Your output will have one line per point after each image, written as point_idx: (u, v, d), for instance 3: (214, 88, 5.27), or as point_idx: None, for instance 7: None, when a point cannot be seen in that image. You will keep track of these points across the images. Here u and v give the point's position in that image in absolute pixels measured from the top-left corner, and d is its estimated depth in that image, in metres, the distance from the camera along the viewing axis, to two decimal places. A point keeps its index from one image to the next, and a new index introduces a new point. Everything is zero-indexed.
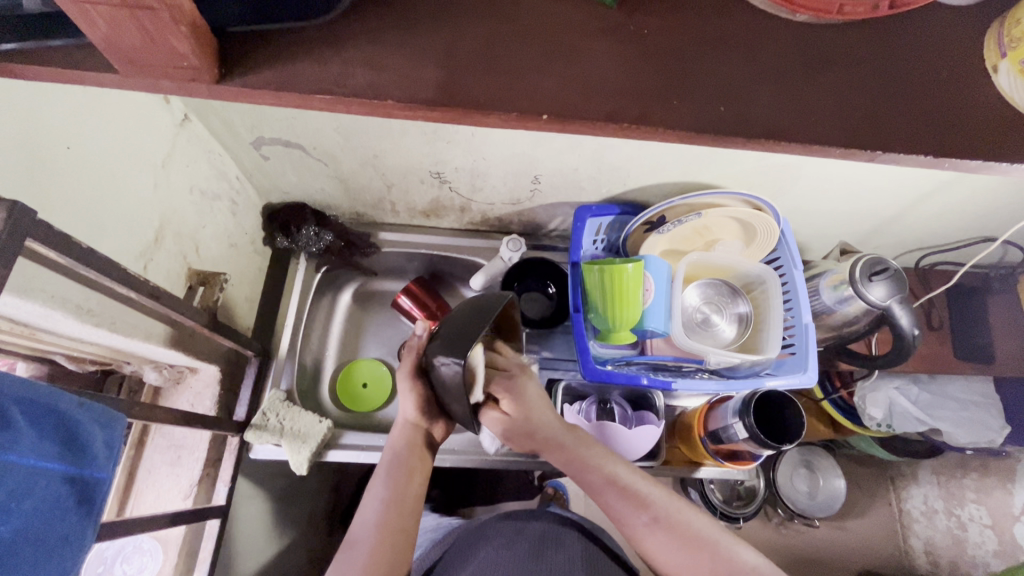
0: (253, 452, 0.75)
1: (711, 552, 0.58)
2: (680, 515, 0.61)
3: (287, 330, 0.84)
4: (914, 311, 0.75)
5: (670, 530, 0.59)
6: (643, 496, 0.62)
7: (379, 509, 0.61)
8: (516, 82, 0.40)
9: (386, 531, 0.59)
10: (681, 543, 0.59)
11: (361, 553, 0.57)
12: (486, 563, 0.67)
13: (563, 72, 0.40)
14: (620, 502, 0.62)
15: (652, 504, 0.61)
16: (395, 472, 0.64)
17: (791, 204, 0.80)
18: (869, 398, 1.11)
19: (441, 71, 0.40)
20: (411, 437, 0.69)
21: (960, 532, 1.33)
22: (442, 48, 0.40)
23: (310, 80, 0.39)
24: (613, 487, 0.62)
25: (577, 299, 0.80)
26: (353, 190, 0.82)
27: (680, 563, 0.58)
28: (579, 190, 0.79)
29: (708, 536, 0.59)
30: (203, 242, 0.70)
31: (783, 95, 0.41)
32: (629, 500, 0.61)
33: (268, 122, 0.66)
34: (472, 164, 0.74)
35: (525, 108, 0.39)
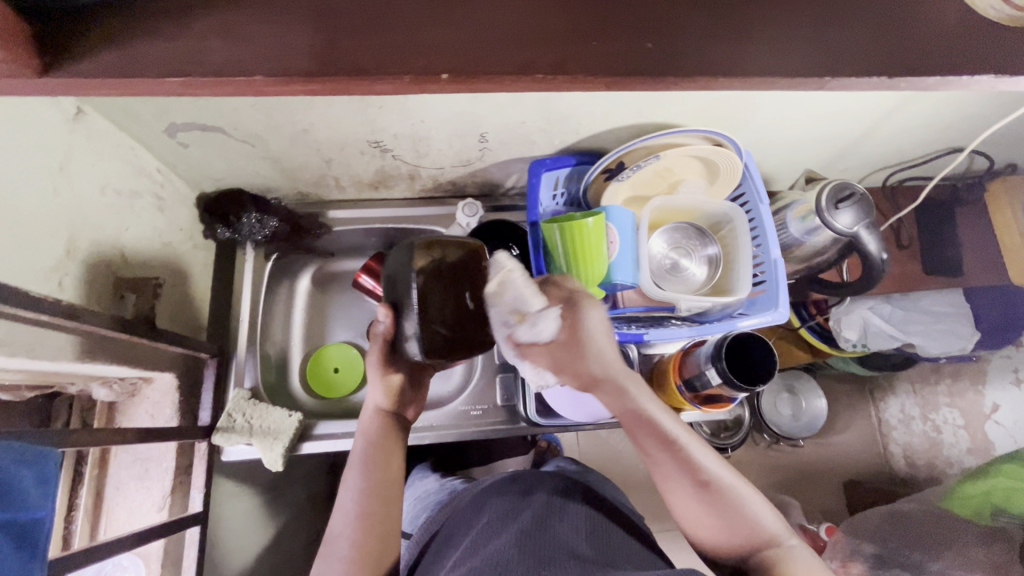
0: (224, 455, 0.73)
1: (750, 520, 0.53)
2: (723, 480, 0.54)
3: (244, 325, 0.80)
4: (881, 235, 0.74)
5: (706, 491, 0.53)
6: (680, 453, 0.54)
7: (355, 502, 0.60)
8: (411, 39, 0.38)
9: (369, 528, 0.58)
10: (712, 514, 0.53)
11: (343, 543, 0.58)
12: (489, 533, 0.66)
13: (464, 26, 0.38)
14: (669, 466, 0.55)
15: (699, 472, 0.54)
16: (370, 464, 0.61)
17: (753, 135, 0.76)
18: (844, 321, 1.12)
19: (316, 39, 0.38)
20: (383, 425, 0.65)
21: (936, 435, 1.44)
22: (317, 15, 0.38)
23: (163, 62, 0.37)
24: (664, 450, 0.55)
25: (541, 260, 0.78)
26: (291, 169, 0.76)
27: (713, 529, 0.53)
28: (531, 145, 0.74)
29: (748, 507, 0.53)
30: (130, 245, 0.65)
31: (711, 25, 0.39)
32: (675, 459, 0.54)
33: (178, 106, 0.60)
34: (412, 128, 0.69)
35: (422, 69, 0.38)
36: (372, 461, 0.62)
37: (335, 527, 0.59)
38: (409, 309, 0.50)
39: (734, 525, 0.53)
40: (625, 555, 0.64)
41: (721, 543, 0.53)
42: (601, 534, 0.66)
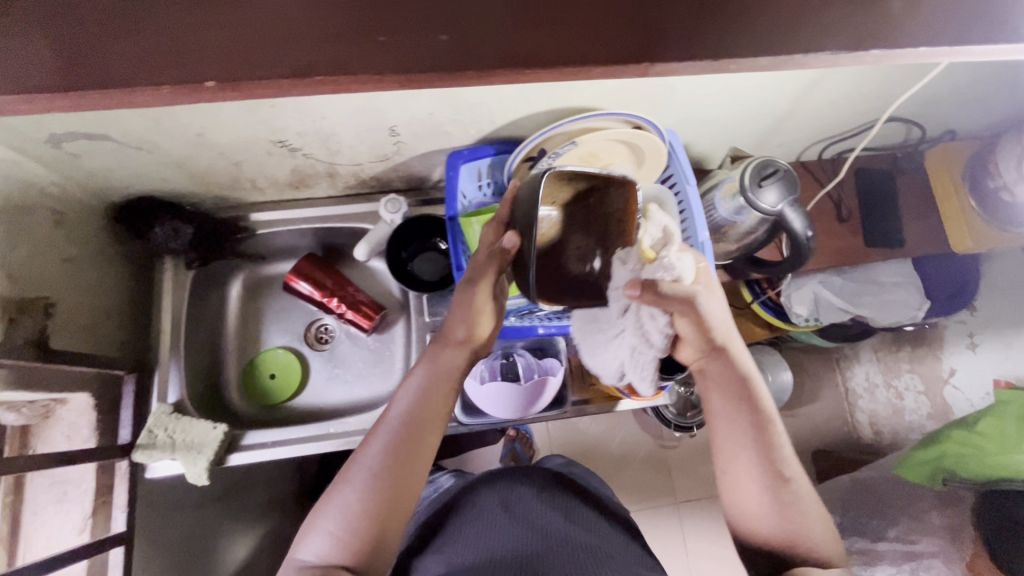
0: (148, 471, 0.72)
1: (809, 530, 0.56)
2: (797, 487, 0.57)
3: (167, 336, 0.78)
4: (808, 212, 0.72)
5: (783, 496, 0.57)
6: (776, 455, 0.58)
7: (400, 423, 0.57)
8: (210, 47, 0.36)
9: (397, 458, 0.55)
10: (773, 502, 0.57)
11: (366, 466, 0.55)
12: (491, 524, 0.68)
13: (225, 25, 0.36)
14: (746, 447, 0.58)
15: (778, 464, 0.58)
16: (426, 391, 0.59)
17: (677, 115, 0.74)
18: (796, 295, 1.11)
19: (59, 57, 0.36)
20: (449, 357, 0.62)
21: (898, 401, 1.43)
22: (112, 22, 0.36)
23: None
24: (763, 431, 0.59)
25: (458, 257, 0.73)
26: (200, 173, 0.73)
27: (770, 517, 0.57)
28: (446, 136, 0.72)
29: (806, 505, 0.57)
30: (21, 264, 0.62)
31: (522, 18, 0.38)
32: (757, 439, 0.58)
33: (53, 116, 0.56)
34: (315, 126, 0.66)
35: (184, 76, 0.36)
36: (424, 404, 0.59)
37: (362, 462, 0.56)
38: (530, 236, 0.54)
39: (795, 530, 0.56)
40: (612, 538, 0.68)
41: (776, 534, 0.57)
42: (590, 524, 0.70)
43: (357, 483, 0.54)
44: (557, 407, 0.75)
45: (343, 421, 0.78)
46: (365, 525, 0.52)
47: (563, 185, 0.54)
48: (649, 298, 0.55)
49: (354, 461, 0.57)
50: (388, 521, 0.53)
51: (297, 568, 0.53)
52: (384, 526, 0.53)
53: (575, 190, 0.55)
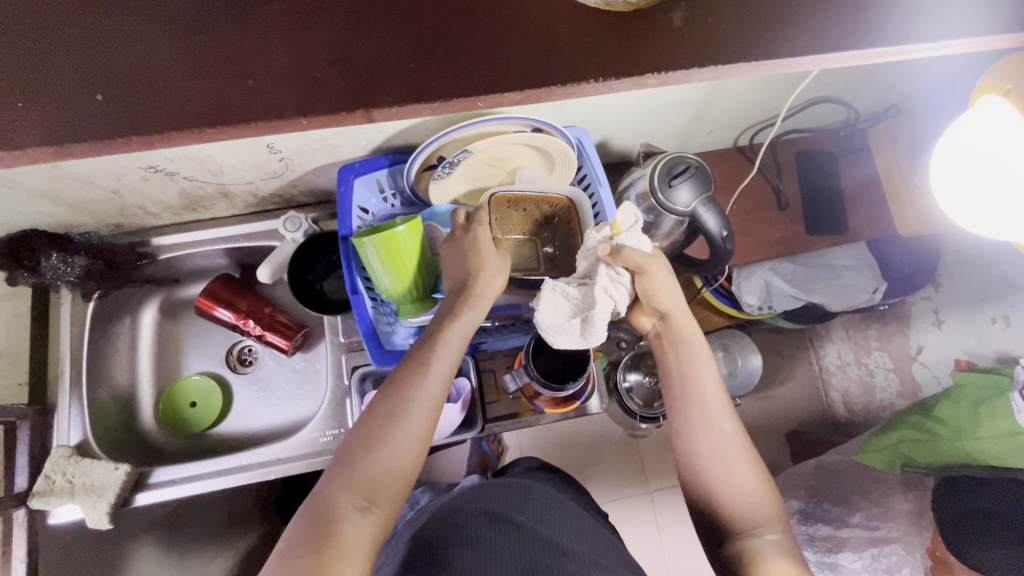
0: (52, 517, 0.69)
1: (756, 495, 0.57)
2: (739, 447, 0.59)
3: (67, 374, 0.75)
4: (725, 210, 0.68)
5: (726, 454, 0.58)
6: (716, 414, 0.59)
7: (419, 369, 0.57)
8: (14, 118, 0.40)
9: (417, 405, 0.55)
10: (724, 469, 0.58)
11: (383, 412, 0.54)
12: (494, 535, 0.64)
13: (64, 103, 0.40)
14: (699, 415, 0.60)
15: (723, 432, 0.59)
16: (447, 341, 0.58)
17: (581, 111, 0.69)
18: (746, 284, 1.07)
19: None
20: (473, 307, 0.60)
21: (869, 379, 1.43)
22: None
23: None
24: (706, 402, 0.60)
25: (352, 279, 0.69)
26: (78, 204, 0.69)
27: (723, 484, 0.58)
28: (334, 149, 0.67)
29: (753, 473, 0.58)
30: None
31: (281, 66, 0.42)
32: (704, 408, 0.60)
33: None
34: (183, 149, 0.61)
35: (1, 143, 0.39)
36: (442, 353, 0.58)
37: (379, 412, 0.55)
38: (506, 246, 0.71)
39: (737, 487, 0.58)
40: (578, 534, 0.69)
41: (732, 502, 0.57)
42: (558, 518, 0.71)
43: (372, 429, 0.54)
44: (465, 430, 0.74)
45: (257, 451, 0.75)
46: (378, 474, 0.52)
47: (512, 208, 0.71)
48: (616, 262, 0.57)
49: (363, 412, 0.56)
50: (406, 467, 0.53)
51: (313, 512, 0.50)
52: (396, 474, 0.53)
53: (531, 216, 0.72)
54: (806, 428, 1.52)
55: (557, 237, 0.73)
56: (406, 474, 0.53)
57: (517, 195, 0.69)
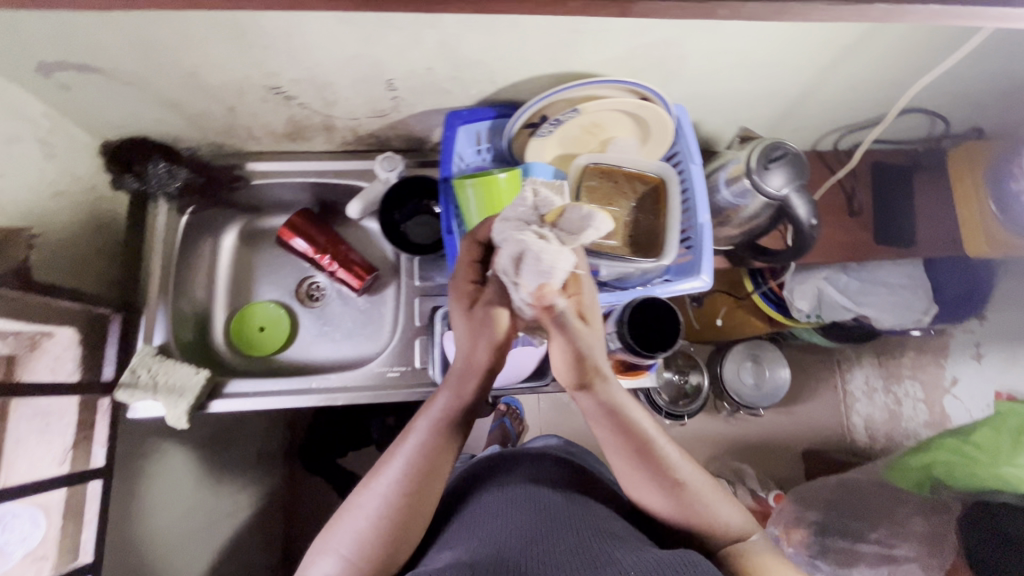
0: (132, 410, 0.72)
1: (717, 520, 0.57)
2: (702, 488, 0.58)
3: (156, 279, 0.78)
4: (814, 198, 0.70)
5: (681, 498, 0.57)
6: (673, 471, 0.57)
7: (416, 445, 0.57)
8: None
9: (411, 478, 0.55)
10: (680, 510, 0.57)
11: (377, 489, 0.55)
12: (490, 528, 0.59)
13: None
14: (644, 472, 0.57)
15: (671, 473, 0.57)
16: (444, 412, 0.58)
17: (684, 89, 0.72)
18: (799, 290, 1.09)
19: None
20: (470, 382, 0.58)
21: (895, 407, 1.45)
22: None
23: None
24: (650, 454, 0.57)
25: (450, 219, 0.73)
26: (194, 116, 0.72)
27: (679, 523, 0.57)
28: (446, 94, 0.70)
29: (708, 502, 0.58)
30: (4, 191, 0.60)
31: None
32: (650, 461, 0.57)
33: (42, 40, 0.55)
34: (310, 72, 0.64)
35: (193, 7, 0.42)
36: (441, 420, 0.58)
37: (375, 485, 0.55)
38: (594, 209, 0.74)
39: (705, 522, 0.58)
40: (608, 515, 0.63)
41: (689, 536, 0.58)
42: (587, 502, 0.65)
43: (364, 508, 0.54)
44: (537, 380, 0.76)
45: (326, 377, 0.78)
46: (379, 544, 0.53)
47: (603, 179, 0.74)
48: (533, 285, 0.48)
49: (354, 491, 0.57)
50: (409, 538, 0.55)
51: None
52: (396, 543, 0.54)
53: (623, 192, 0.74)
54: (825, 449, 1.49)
55: (644, 217, 0.75)
56: (405, 544, 0.55)
57: (610, 166, 0.73)
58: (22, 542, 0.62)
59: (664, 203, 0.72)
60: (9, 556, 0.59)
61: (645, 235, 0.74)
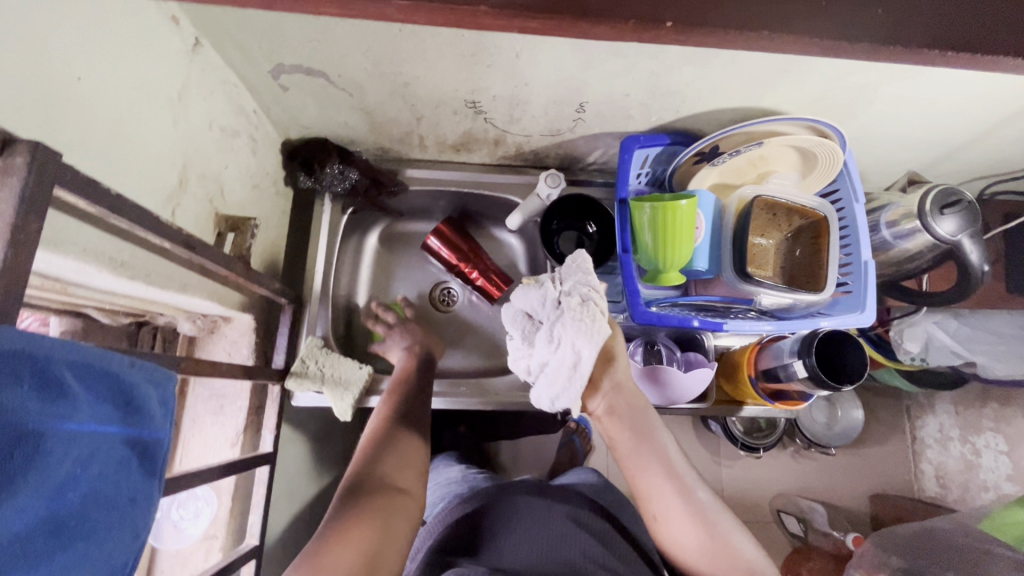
0: (295, 400, 0.75)
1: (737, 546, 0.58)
2: (715, 512, 0.60)
3: (318, 275, 0.82)
4: (983, 244, 0.71)
5: (699, 509, 0.59)
6: (685, 479, 0.61)
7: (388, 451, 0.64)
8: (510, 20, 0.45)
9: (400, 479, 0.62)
10: (701, 527, 0.59)
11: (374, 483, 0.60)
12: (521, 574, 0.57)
13: None
14: (659, 474, 0.61)
15: (687, 484, 0.61)
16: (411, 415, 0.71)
17: (856, 131, 0.74)
18: (906, 333, 1.04)
19: None
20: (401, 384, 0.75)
21: (974, 459, 1.25)
22: None
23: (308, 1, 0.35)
24: (660, 459, 0.62)
25: (625, 239, 0.75)
26: (380, 123, 0.75)
27: (699, 540, 0.58)
28: (627, 119, 0.73)
29: (728, 528, 0.59)
30: (228, 184, 0.64)
31: None
32: (664, 467, 0.62)
33: (291, 46, 0.58)
34: (513, 90, 0.67)
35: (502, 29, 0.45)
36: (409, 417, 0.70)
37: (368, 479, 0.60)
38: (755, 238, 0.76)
39: (711, 548, 0.58)
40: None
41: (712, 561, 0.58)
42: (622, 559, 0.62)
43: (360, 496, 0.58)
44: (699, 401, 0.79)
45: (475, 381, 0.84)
46: (376, 510, 0.56)
47: (766, 211, 0.75)
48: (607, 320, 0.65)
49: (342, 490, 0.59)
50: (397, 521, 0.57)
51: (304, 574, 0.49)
52: (387, 523, 0.55)
53: (780, 224, 0.76)
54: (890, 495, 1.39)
55: (800, 250, 0.77)
56: (398, 526, 0.56)
57: (776, 201, 0.73)
58: (193, 519, 0.67)
59: (826, 239, 0.74)
60: (185, 534, 0.67)
61: (802, 267, 0.76)
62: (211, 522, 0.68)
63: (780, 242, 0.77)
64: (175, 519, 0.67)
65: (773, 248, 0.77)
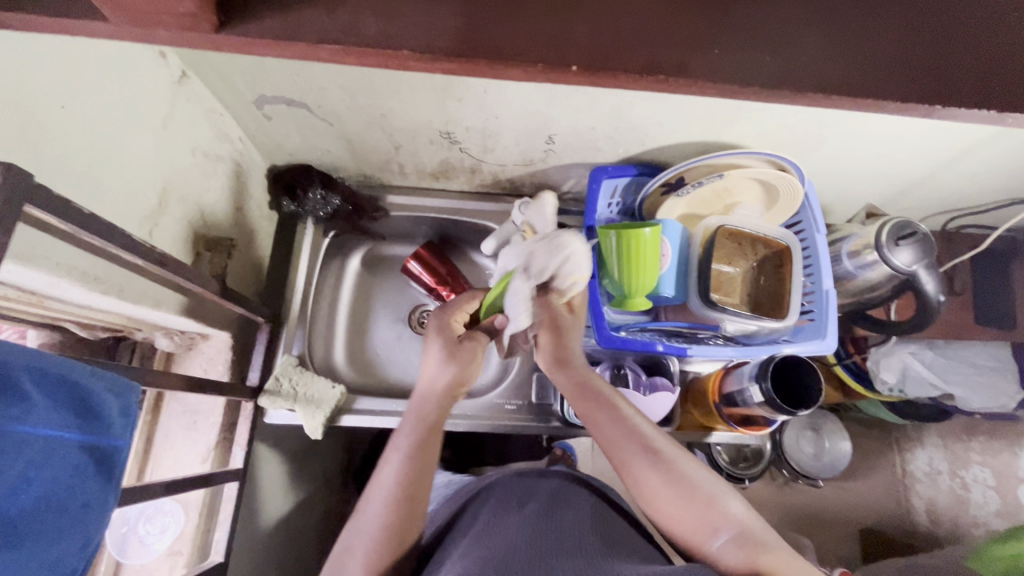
0: (268, 417, 0.76)
1: (715, 501, 0.56)
2: (688, 471, 0.58)
3: (298, 295, 0.84)
4: (939, 275, 0.74)
5: (668, 472, 0.58)
6: (651, 445, 0.60)
7: (391, 478, 0.58)
8: None
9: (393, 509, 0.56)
10: (675, 489, 0.57)
11: (365, 517, 0.56)
12: (500, 544, 0.55)
13: None
14: (621, 437, 0.61)
15: (652, 444, 0.60)
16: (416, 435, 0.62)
17: (815, 166, 0.77)
18: (881, 362, 1.02)
19: None
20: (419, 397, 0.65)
21: (963, 492, 1.26)
22: None
23: (256, 32, 0.38)
24: (618, 424, 0.62)
25: (592, 264, 0.78)
26: (361, 150, 0.79)
27: (676, 504, 0.57)
28: (595, 151, 0.76)
29: (703, 481, 0.58)
30: (209, 207, 0.68)
31: None
32: (625, 430, 0.61)
33: (272, 79, 0.62)
34: (484, 123, 0.70)
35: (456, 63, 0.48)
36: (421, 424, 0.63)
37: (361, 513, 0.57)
38: (720, 265, 0.78)
39: (691, 507, 0.56)
40: (627, 547, 0.58)
41: (694, 520, 0.56)
42: (608, 527, 0.61)
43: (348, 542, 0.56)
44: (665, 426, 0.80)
45: (448, 404, 0.85)
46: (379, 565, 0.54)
47: (730, 240, 0.77)
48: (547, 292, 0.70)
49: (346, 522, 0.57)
50: (399, 543, 0.56)
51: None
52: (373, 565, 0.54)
53: (744, 253, 0.79)
54: (885, 530, 1.32)
55: (764, 278, 0.79)
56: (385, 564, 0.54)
57: (739, 230, 0.76)
58: (159, 534, 0.68)
59: (789, 268, 0.76)
60: (150, 548, 0.67)
61: (766, 295, 0.78)
62: (176, 538, 0.68)
63: (745, 269, 0.79)
64: (141, 534, 0.67)
65: (738, 275, 0.79)
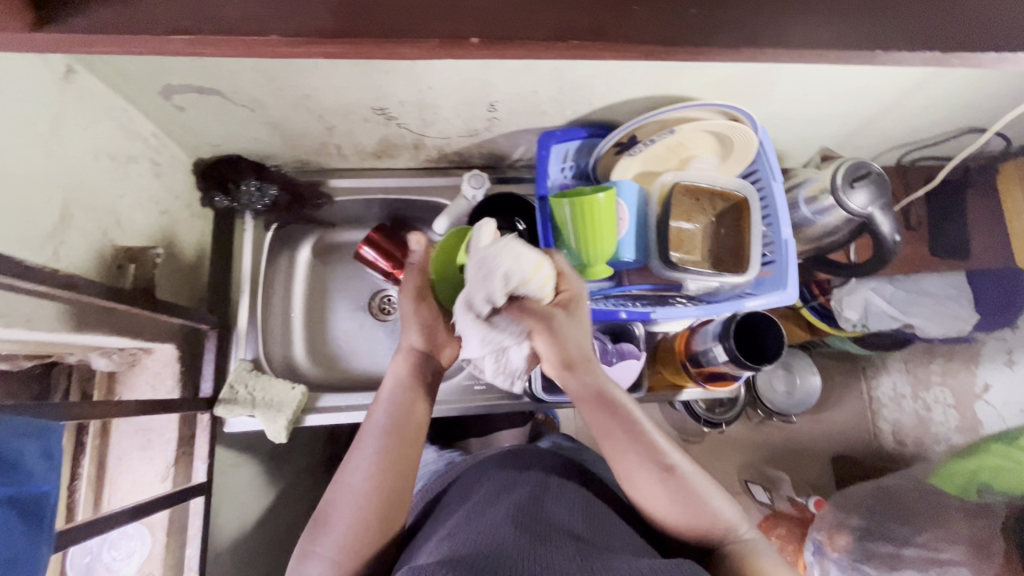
0: (227, 426, 0.74)
1: (715, 513, 0.56)
2: (692, 480, 0.57)
3: (245, 295, 0.80)
4: (893, 214, 0.74)
5: (675, 486, 0.56)
6: (662, 456, 0.57)
7: (377, 435, 0.60)
8: None
9: (381, 460, 0.58)
10: (677, 499, 0.56)
11: (352, 479, 0.57)
12: (487, 520, 0.52)
13: None
14: (631, 447, 0.57)
15: (662, 456, 0.57)
16: (397, 400, 0.64)
17: (769, 113, 0.74)
18: (845, 301, 1.02)
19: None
20: (413, 363, 0.67)
21: (925, 414, 1.28)
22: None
23: None
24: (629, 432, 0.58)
25: (549, 235, 0.76)
26: (291, 135, 0.73)
27: (673, 511, 0.56)
28: (541, 115, 0.72)
29: (703, 490, 0.57)
30: (126, 213, 0.62)
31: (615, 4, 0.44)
32: (637, 440, 0.57)
33: (177, 68, 0.56)
34: (419, 95, 0.65)
35: None
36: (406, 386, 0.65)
37: (348, 472, 0.58)
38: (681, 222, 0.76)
39: (691, 518, 0.56)
40: (619, 536, 0.55)
41: (689, 527, 0.56)
42: (598, 514, 0.58)
43: (332, 501, 0.57)
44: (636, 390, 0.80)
45: None
46: (371, 514, 0.55)
47: (687, 197, 0.75)
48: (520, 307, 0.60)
49: (331, 485, 0.58)
50: (383, 494, 0.57)
51: None
52: (358, 519, 0.55)
53: (701, 208, 0.76)
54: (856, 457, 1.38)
55: (725, 232, 0.77)
56: (371, 513, 0.55)
57: (695, 186, 0.74)
58: (126, 559, 0.66)
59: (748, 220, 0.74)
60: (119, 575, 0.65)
61: (728, 250, 0.76)
62: (145, 560, 0.66)
63: (705, 225, 0.77)
64: (107, 561, 0.64)
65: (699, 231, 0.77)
